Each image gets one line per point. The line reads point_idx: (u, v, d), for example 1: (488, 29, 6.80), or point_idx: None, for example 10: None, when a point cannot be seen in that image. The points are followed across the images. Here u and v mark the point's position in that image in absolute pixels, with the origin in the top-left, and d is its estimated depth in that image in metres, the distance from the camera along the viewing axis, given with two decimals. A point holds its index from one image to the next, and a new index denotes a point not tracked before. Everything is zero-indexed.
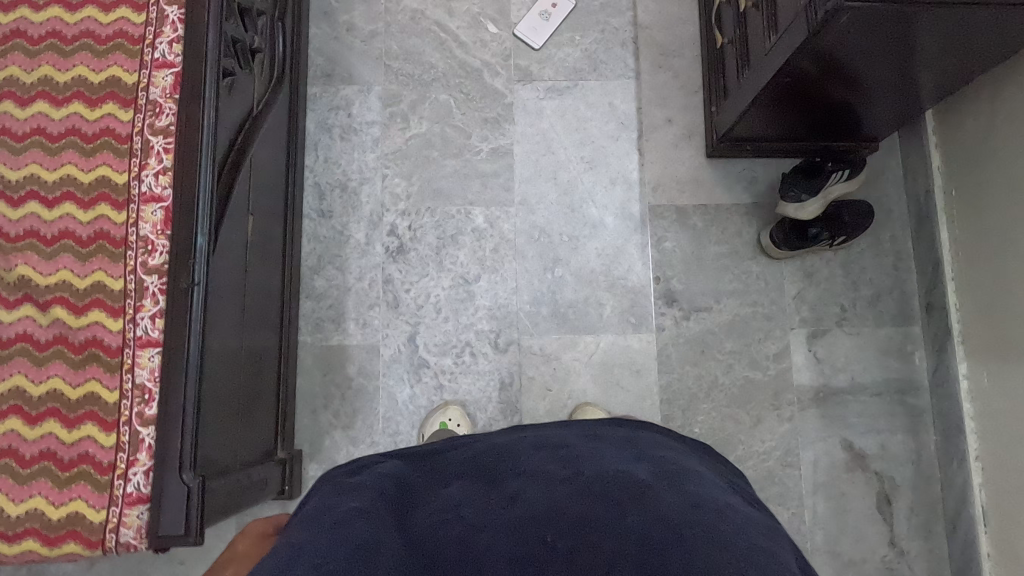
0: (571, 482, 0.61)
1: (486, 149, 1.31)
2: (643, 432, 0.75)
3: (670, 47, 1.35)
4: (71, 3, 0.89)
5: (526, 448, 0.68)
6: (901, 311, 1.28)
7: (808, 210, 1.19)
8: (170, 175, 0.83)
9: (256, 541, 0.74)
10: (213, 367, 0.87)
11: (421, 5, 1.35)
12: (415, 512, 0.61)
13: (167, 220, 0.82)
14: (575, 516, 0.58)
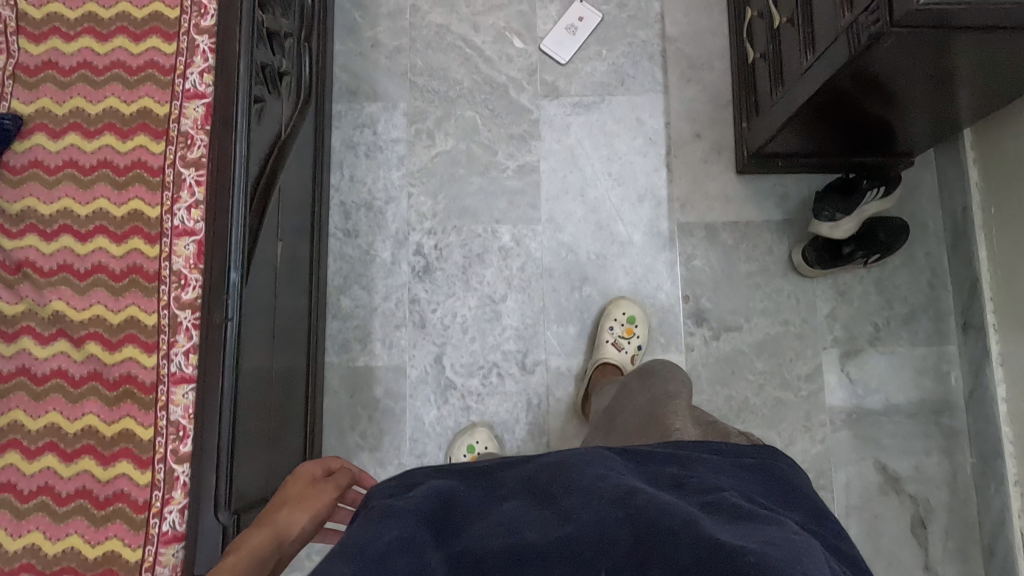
0: (623, 504, 0.54)
1: (513, 166, 1.29)
2: (710, 455, 0.67)
3: (699, 61, 1.32)
4: (103, 33, 0.88)
5: (583, 463, 0.60)
6: (937, 329, 1.24)
7: (842, 229, 1.17)
8: (203, 209, 0.83)
9: (308, 485, 0.80)
10: (247, 396, 0.88)
11: (446, 20, 1.33)
12: (465, 535, 0.54)
13: (199, 254, 0.82)
14: (627, 545, 0.51)
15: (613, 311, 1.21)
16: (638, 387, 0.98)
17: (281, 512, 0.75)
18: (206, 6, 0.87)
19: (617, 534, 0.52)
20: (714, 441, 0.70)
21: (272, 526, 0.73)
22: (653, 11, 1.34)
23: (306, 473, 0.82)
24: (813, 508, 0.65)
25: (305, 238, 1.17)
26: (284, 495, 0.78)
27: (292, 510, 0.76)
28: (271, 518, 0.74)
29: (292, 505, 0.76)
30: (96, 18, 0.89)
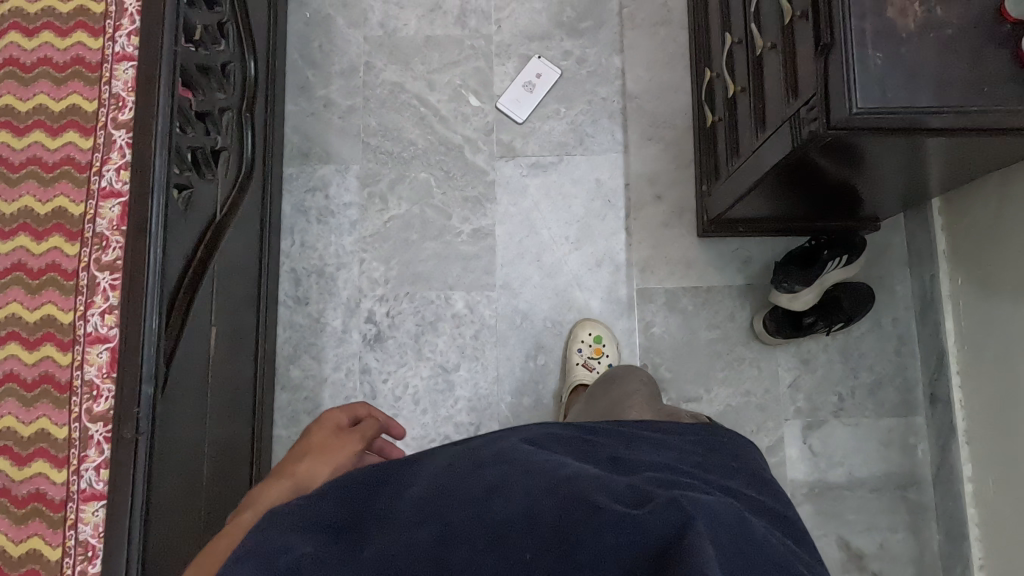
0: (547, 480, 0.54)
1: (467, 229, 1.26)
2: (650, 439, 0.69)
3: (661, 118, 1.28)
4: (19, 127, 0.87)
5: (514, 445, 0.60)
6: (904, 400, 1.20)
7: (801, 301, 1.13)
8: (116, 315, 0.80)
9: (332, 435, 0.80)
10: (175, 484, 0.87)
11: (400, 78, 1.30)
12: (381, 532, 0.54)
13: (112, 362, 0.80)
14: (552, 519, 0.51)
15: (579, 334, 1.20)
16: (598, 393, 1.01)
17: (302, 465, 0.73)
18: (123, 99, 0.85)
19: (535, 513, 0.52)
20: (654, 423, 0.74)
21: (293, 478, 0.72)
22: (614, 67, 1.30)
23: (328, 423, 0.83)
24: (756, 476, 0.69)
25: (250, 310, 1.14)
26: (307, 444, 0.78)
27: (311, 460, 0.75)
28: (292, 470, 0.73)
29: (315, 458, 0.75)
30: (14, 112, 0.87)
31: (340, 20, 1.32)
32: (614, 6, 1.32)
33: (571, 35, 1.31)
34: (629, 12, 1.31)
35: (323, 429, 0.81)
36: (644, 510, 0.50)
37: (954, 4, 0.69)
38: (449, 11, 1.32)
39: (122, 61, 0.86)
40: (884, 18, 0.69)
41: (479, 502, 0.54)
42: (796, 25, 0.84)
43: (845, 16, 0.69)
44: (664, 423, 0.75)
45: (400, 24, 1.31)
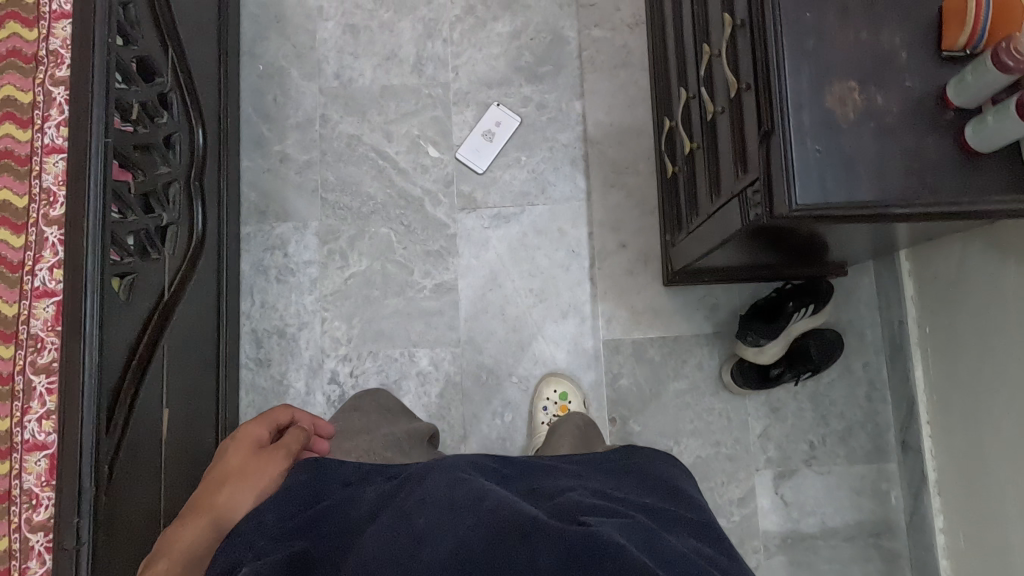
0: (474, 507, 0.63)
1: (429, 284, 1.24)
2: (563, 471, 0.80)
3: (623, 164, 1.26)
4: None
5: (437, 477, 0.69)
6: (875, 446, 1.18)
7: (768, 353, 1.12)
8: (54, 420, 0.78)
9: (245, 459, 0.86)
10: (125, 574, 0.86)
11: (357, 130, 1.27)
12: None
13: (51, 469, 0.78)
14: (482, 548, 0.59)
15: (544, 390, 1.18)
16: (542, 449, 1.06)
17: (223, 493, 0.79)
18: (53, 193, 0.83)
19: (470, 541, 0.59)
20: (572, 458, 0.85)
21: (213, 511, 0.78)
22: (575, 111, 1.28)
23: (250, 437, 0.90)
24: (669, 489, 0.80)
25: (209, 382, 1.13)
26: (230, 468, 0.84)
27: (235, 487, 0.80)
28: (214, 502, 0.79)
29: (236, 483, 0.81)
30: None
31: (294, 72, 1.29)
32: (573, 49, 1.29)
33: (530, 80, 1.28)
34: (588, 55, 1.29)
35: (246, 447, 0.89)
36: (571, 529, 0.59)
37: (893, 90, 0.67)
38: (405, 59, 1.29)
39: (53, 153, 0.83)
40: (823, 107, 0.67)
41: (412, 546, 0.60)
42: (742, 97, 0.81)
43: (783, 106, 0.67)
44: (577, 457, 0.86)
45: (355, 74, 1.29)
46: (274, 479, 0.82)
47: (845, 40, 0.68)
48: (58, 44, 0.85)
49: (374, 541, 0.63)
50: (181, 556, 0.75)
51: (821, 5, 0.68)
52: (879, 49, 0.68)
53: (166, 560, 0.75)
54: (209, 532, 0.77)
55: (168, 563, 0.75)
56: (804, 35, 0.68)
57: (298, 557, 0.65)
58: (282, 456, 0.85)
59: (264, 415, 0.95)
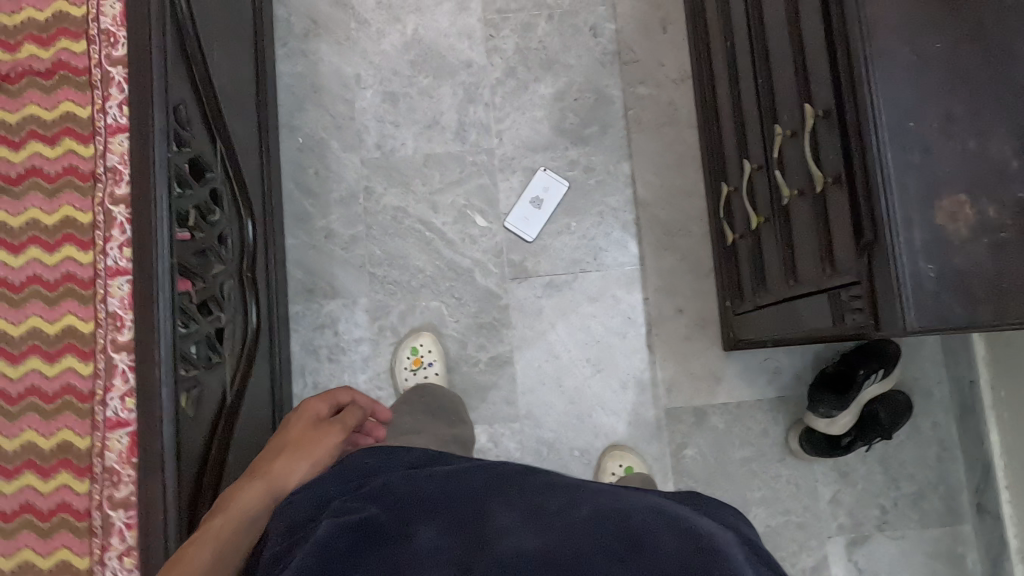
0: (561, 519, 0.61)
1: (484, 358, 1.22)
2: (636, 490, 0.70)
3: (675, 226, 1.24)
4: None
5: (524, 484, 0.67)
6: (948, 508, 1.18)
7: (839, 424, 1.10)
8: (135, 556, 0.76)
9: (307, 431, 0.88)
10: None
11: (402, 202, 1.25)
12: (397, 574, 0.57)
13: None
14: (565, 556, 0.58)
15: (609, 465, 1.16)
16: None
17: (278, 462, 0.81)
18: (121, 317, 0.79)
19: (555, 546, 0.59)
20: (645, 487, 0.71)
21: (267, 477, 0.79)
22: (623, 174, 1.25)
23: (310, 412, 0.91)
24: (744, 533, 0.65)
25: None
26: (289, 438, 0.86)
27: (293, 456, 0.82)
28: (268, 468, 0.80)
29: (292, 453, 0.83)
30: (5, 335, 0.81)
31: (334, 143, 1.26)
32: (618, 108, 1.26)
33: (576, 143, 1.26)
34: (634, 114, 1.26)
35: (306, 423, 0.90)
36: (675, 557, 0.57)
37: (1007, 204, 0.64)
38: (447, 126, 1.26)
39: (117, 275, 0.80)
40: (933, 225, 0.65)
41: (493, 540, 0.60)
42: (829, 194, 0.79)
43: (891, 225, 0.65)
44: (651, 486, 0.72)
45: (397, 143, 1.26)
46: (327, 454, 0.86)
47: (952, 153, 0.65)
48: (116, 160, 0.81)
49: (452, 525, 0.62)
50: (235, 513, 0.73)
51: (923, 117, 0.66)
52: (990, 161, 0.65)
53: (220, 517, 0.72)
54: (264, 496, 0.77)
55: (225, 520, 0.72)
56: (908, 150, 0.66)
57: (367, 523, 0.61)
58: (337, 431, 0.89)
59: (327, 393, 0.96)
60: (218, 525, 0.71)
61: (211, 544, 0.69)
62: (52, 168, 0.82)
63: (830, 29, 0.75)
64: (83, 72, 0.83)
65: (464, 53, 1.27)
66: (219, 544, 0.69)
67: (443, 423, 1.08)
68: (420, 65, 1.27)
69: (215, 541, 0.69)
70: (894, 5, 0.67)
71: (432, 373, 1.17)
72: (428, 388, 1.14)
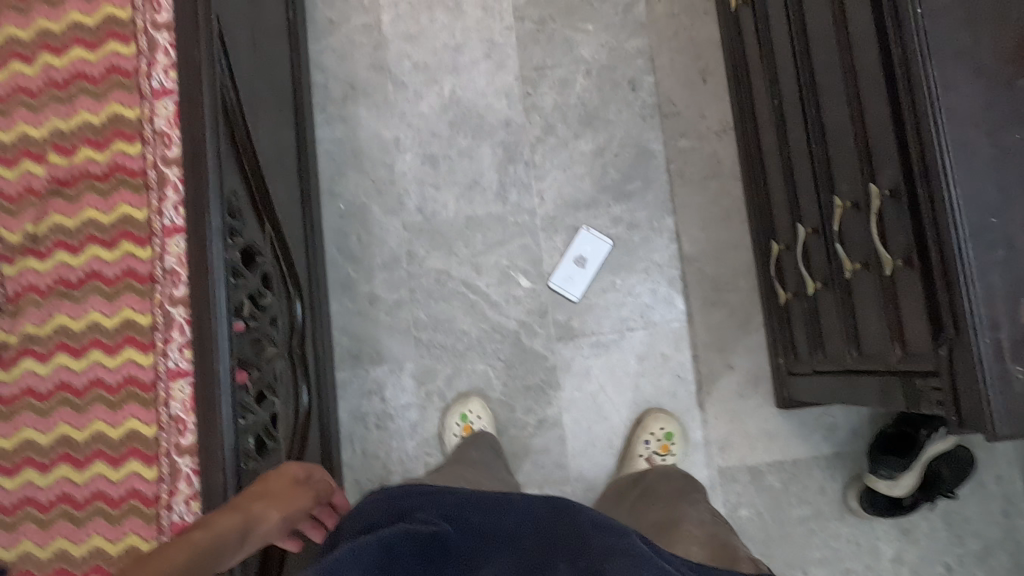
0: None
1: (532, 421, 1.21)
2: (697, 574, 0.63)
3: (723, 281, 1.22)
4: (43, 462, 0.81)
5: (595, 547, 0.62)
6: (1016, 564, 1.15)
7: (902, 485, 1.06)
8: None
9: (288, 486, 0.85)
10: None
11: (445, 264, 1.24)
12: None
13: None
14: None
15: (651, 425, 1.15)
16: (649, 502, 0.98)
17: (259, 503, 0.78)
18: (183, 421, 0.79)
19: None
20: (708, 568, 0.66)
21: (248, 510, 0.75)
22: (667, 229, 1.24)
23: (291, 471, 0.87)
24: None
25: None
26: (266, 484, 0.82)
27: (267, 503, 0.79)
28: (249, 504, 0.76)
29: (271, 501, 0.80)
30: (70, 440, 0.81)
31: (375, 207, 1.26)
32: (660, 163, 1.25)
33: (618, 199, 1.24)
34: (677, 167, 1.25)
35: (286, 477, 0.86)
36: None
37: None
38: (488, 187, 1.26)
39: (178, 377, 0.80)
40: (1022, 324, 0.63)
41: None
42: (898, 276, 0.77)
43: (974, 327, 0.63)
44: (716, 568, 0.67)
45: (438, 206, 1.25)
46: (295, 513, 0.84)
47: None
48: (174, 261, 0.81)
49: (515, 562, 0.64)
50: (215, 534, 0.69)
51: (1007, 212, 0.64)
52: None
53: (201, 532, 0.68)
54: (241, 527, 0.72)
55: (203, 535, 0.68)
56: (992, 248, 0.64)
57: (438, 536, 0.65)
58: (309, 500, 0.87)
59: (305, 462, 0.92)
60: (198, 538, 0.67)
61: (186, 552, 0.66)
62: (111, 271, 0.82)
63: (898, 112, 0.73)
64: (139, 174, 0.83)
65: (502, 112, 1.27)
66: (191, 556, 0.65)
67: (506, 467, 1.06)
68: (458, 127, 1.27)
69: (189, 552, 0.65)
70: (974, 96, 0.65)
71: None
72: (484, 435, 1.13)
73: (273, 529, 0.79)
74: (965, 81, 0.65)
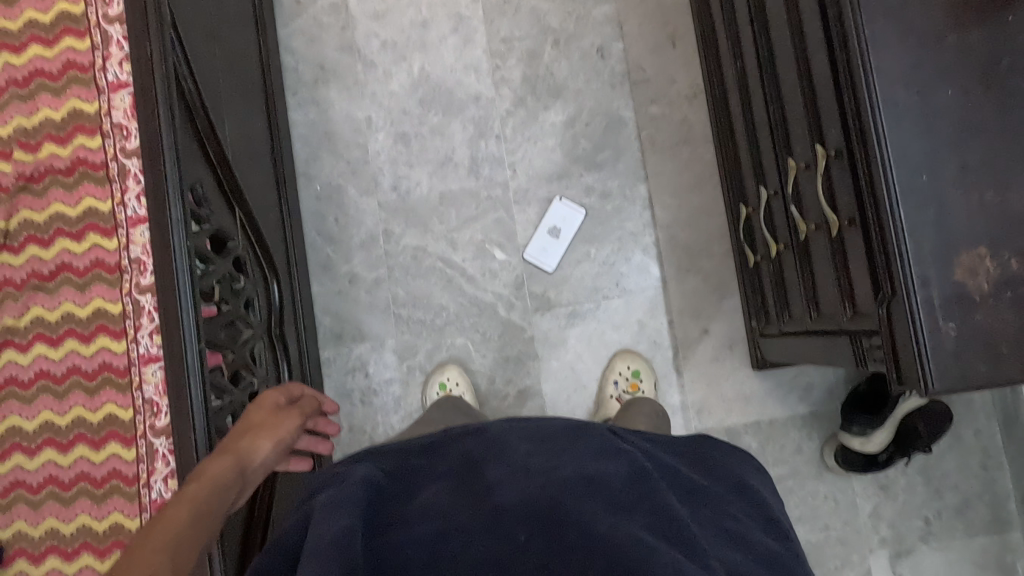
0: (546, 474, 0.59)
1: (512, 391, 1.23)
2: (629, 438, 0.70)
3: (696, 247, 1.23)
4: (30, 446, 0.84)
5: (513, 439, 0.65)
6: (995, 517, 1.16)
7: (874, 441, 1.07)
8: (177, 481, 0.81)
9: (270, 413, 0.92)
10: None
11: (421, 241, 1.26)
12: (399, 524, 0.57)
13: None
14: (545, 507, 0.56)
15: (618, 366, 1.19)
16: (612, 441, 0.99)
17: (245, 440, 0.84)
18: (157, 403, 0.82)
19: (539, 497, 0.57)
20: (643, 434, 0.73)
21: (236, 451, 0.81)
22: (640, 197, 1.24)
23: (270, 400, 0.93)
24: (734, 485, 0.68)
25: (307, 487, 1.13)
26: (249, 423, 0.88)
27: (255, 436, 0.85)
28: (236, 444, 0.82)
29: (257, 433, 0.86)
30: (54, 426, 0.84)
31: (351, 188, 1.28)
32: (632, 131, 1.25)
33: (590, 169, 1.25)
34: (648, 135, 1.25)
35: (266, 409, 0.92)
36: (631, 509, 0.57)
37: None
38: (460, 162, 1.27)
39: (150, 362, 0.83)
40: (952, 281, 0.63)
41: (482, 492, 0.59)
42: (845, 236, 0.77)
43: (908, 284, 0.64)
44: (648, 434, 0.74)
45: (412, 184, 1.27)
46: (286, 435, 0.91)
47: (969, 206, 0.63)
48: (138, 251, 0.84)
49: (452, 483, 0.61)
50: (210, 482, 0.73)
51: (939, 168, 0.64)
52: (1007, 211, 0.63)
53: (197, 483, 0.73)
54: (235, 467, 0.78)
55: (199, 488, 0.72)
56: (924, 206, 0.64)
57: (377, 479, 0.62)
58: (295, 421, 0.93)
59: (280, 386, 0.99)
60: (194, 489, 0.71)
61: (186, 505, 0.69)
62: (81, 262, 0.86)
63: (839, 71, 0.73)
64: (101, 167, 0.86)
65: (472, 87, 1.27)
66: (195, 508, 0.69)
67: (473, 421, 1.02)
68: (429, 104, 1.27)
69: (190, 506, 0.69)
70: (905, 53, 0.64)
71: None
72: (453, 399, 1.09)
73: (268, 457, 0.86)
74: (899, 39, 0.64)
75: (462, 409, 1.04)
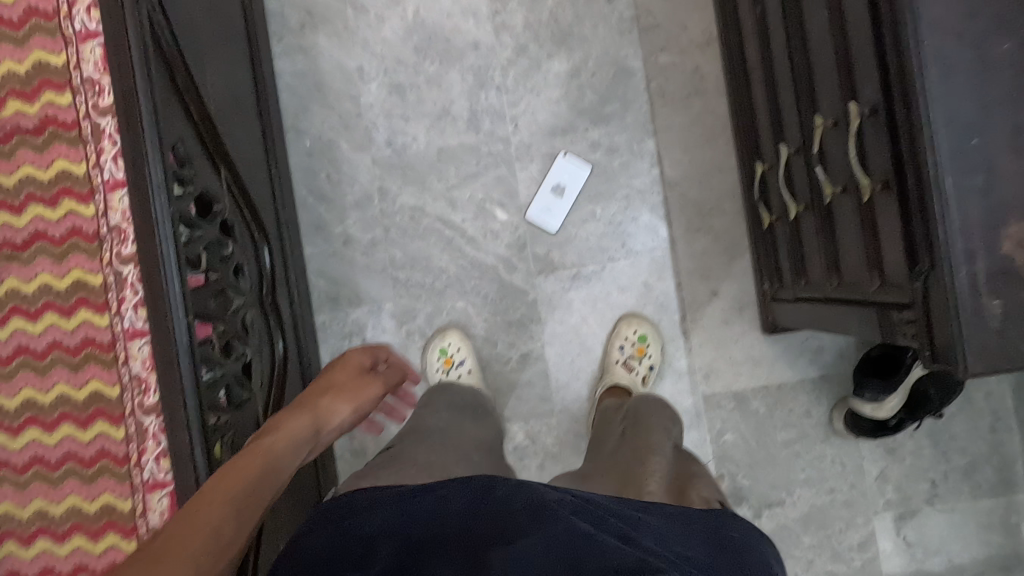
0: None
1: (515, 356, 1.19)
2: (648, 522, 0.61)
3: (706, 205, 1.18)
4: (12, 425, 0.80)
5: (521, 520, 0.57)
6: (1003, 479, 1.15)
7: (886, 408, 1.05)
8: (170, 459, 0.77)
9: (354, 372, 0.95)
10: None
11: (419, 200, 1.20)
12: None
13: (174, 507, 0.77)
14: None
15: (623, 331, 1.15)
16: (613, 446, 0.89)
17: (323, 403, 0.87)
18: (145, 380, 0.78)
19: None
20: (657, 507, 0.65)
21: (315, 413, 0.85)
22: (648, 152, 1.18)
23: (352, 363, 0.96)
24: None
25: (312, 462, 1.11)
26: (330, 382, 0.92)
27: (335, 399, 0.89)
28: (315, 404, 0.87)
29: (336, 397, 0.89)
30: (36, 404, 0.80)
31: (344, 143, 1.21)
32: (640, 81, 1.18)
33: (596, 123, 1.18)
34: (657, 86, 1.18)
35: (349, 371, 0.95)
36: None
37: None
38: (459, 116, 1.20)
39: (136, 337, 0.78)
40: (998, 254, 0.59)
41: None
42: (876, 201, 0.72)
43: (951, 259, 0.59)
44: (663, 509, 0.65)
45: (408, 139, 1.20)
46: (366, 403, 0.93)
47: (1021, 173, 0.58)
48: (118, 218, 0.78)
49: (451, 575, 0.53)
50: (285, 439, 0.78)
51: (989, 130, 0.59)
52: None
53: (273, 438, 0.77)
54: (309, 429, 0.83)
55: (275, 441, 0.76)
56: (972, 172, 0.59)
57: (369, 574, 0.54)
58: (377, 387, 0.95)
59: (369, 349, 1.00)
60: (268, 443, 0.76)
61: (258, 459, 0.72)
62: (57, 230, 0.80)
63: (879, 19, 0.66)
64: (74, 126, 0.80)
65: (470, 34, 1.19)
66: (268, 460, 0.73)
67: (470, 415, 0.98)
68: (425, 52, 1.19)
69: (264, 457, 0.73)
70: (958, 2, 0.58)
71: (464, 372, 1.15)
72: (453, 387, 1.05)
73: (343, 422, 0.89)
74: None
75: (475, 397, 1.04)
